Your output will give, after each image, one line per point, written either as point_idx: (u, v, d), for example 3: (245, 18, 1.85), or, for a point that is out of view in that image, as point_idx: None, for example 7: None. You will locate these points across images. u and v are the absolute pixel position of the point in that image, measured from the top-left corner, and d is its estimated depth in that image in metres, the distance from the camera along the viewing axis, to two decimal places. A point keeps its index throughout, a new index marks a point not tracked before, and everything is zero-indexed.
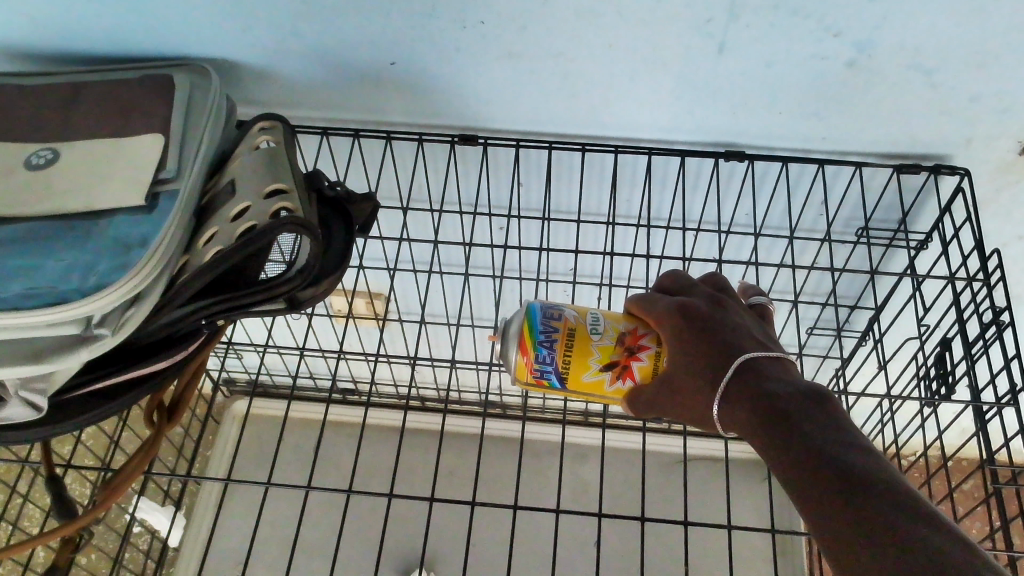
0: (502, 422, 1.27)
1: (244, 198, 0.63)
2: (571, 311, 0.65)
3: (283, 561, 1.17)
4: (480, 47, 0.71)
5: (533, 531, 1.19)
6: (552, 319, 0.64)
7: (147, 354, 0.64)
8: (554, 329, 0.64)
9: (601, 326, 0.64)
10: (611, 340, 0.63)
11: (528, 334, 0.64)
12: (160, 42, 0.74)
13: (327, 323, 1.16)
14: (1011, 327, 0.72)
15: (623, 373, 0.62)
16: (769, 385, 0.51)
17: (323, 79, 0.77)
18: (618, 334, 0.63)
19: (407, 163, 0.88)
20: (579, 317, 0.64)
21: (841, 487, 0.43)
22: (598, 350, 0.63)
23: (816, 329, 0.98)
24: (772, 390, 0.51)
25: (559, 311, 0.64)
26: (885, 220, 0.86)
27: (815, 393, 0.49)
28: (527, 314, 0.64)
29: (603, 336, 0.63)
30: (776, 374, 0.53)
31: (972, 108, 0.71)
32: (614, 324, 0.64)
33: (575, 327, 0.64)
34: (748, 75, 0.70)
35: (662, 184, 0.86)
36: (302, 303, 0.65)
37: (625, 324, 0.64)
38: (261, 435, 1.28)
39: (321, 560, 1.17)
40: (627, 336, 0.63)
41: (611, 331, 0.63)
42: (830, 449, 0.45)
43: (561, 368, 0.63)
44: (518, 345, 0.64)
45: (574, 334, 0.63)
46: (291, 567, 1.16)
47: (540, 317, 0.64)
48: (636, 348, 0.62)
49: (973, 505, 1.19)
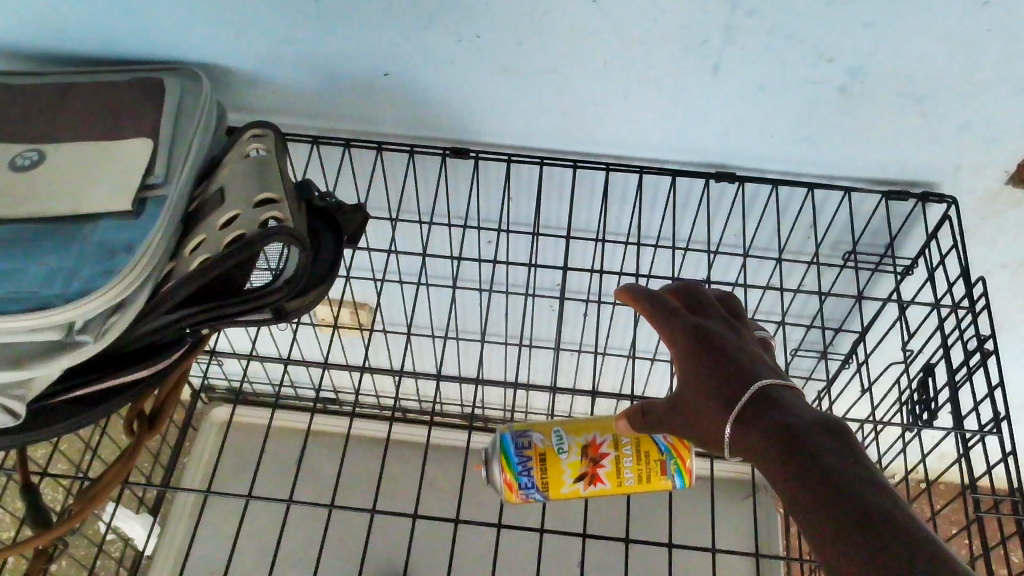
0: (486, 435, 1.26)
1: (234, 205, 0.63)
2: (536, 436, 0.67)
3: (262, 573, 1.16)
4: (475, 60, 0.71)
5: (516, 547, 1.18)
6: (522, 449, 0.67)
7: (129, 363, 0.62)
8: (527, 458, 0.67)
9: (565, 443, 0.67)
10: (576, 455, 0.66)
11: (505, 465, 0.67)
12: (152, 45, 0.74)
13: (311, 332, 1.14)
14: (996, 355, 0.71)
15: (593, 478, 0.66)
16: (782, 409, 0.51)
17: (315, 88, 0.77)
18: (581, 448, 0.66)
19: (398, 174, 0.87)
20: (545, 438, 0.67)
21: (855, 516, 0.42)
22: (568, 468, 0.66)
23: (802, 350, 0.98)
24: (790, 413, 0.50)
25: (526, 439, 0.67)
26: (871, 244, 0.86)
27: (825, 418, 0.49)
28: (499, 447, 0.67)
29: (569, 453, 0.67)
30: (794, 398, 0.52)
31: (959, 139, 0.72)
32: (575, 437, 0.67)
33: (545, 452, 0.67)
34: (741, 96, 0.71)
35: (653, 203, 0.85)
36: (288, 314, 0.64)
37: (585, 434, 0.67)
38: (242, 444, 1.26)
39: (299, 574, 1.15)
40: (589, 448, 0.66)
41: (574, 446, 0.67)
42: (843, 476, 0.45)
43: (540, 485, 0.67)
44: (500, 481, 0.67)
45: (546, 459, 0.67)
46: None
47: (512, 448, 0.67)
48: (599, 457, 0.66)
49: (952, 529, 1.20)
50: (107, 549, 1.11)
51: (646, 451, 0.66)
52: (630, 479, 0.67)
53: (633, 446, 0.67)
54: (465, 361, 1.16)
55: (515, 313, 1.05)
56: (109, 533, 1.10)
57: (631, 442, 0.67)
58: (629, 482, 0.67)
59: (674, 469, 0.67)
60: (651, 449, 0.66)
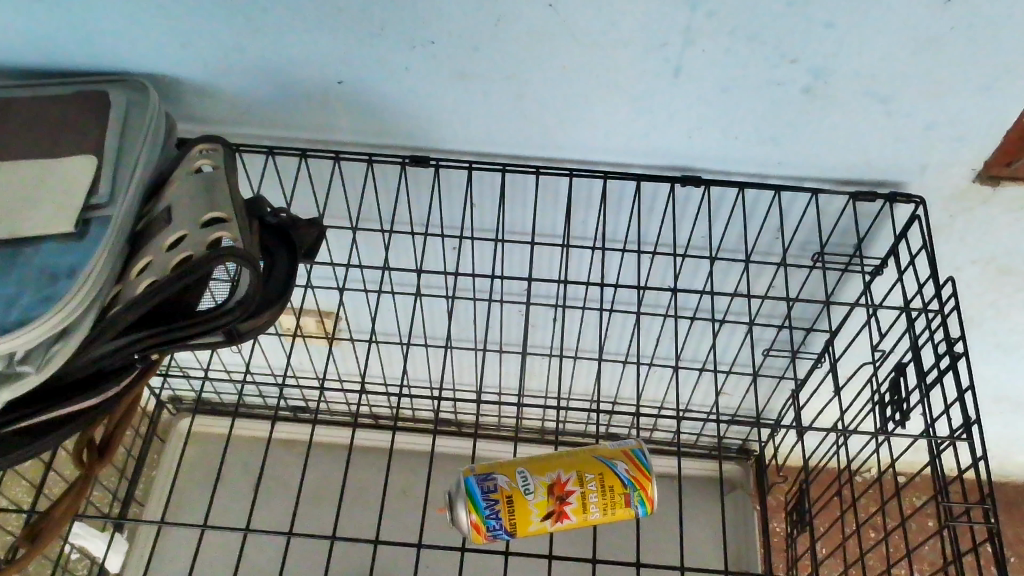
0: (454, 440, 1.24)
1: (181, 225, 0.61)
2: (502, 477, 0.66)
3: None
4: (431, 66, 0.69)
5: (485, 556, 1.16)
6: (488, 491, 0.65)
7: (75, 392, 0.60)
8: (493, 500, 0.65)
9: (530, 483, 0.65)
10: (542, 495, 0.65)
11: (472, 506, 0.65)
12: (97, 56, 0.71)
13: (275, 341, 1.12)
14: (967, 358, 0.69)
15: (561, 516, 0.65)
16: None
17: (268, 97, 0.74)
18: (547, 488, 0.65)
19: (356, 183, 0.84)
20: (511, 480, 0.66)
21: None
22: (535, 507, 0.65)
23: (773, 351, 0.96)
24: None
25: (492, 480, 0.66)
26: (840, 244, 0.85)
27: None
28: (466, 489, 0.66)
29: (535, 493, 0.65)
30: None
31: (925, 138, 0.71)
32: (540, 477, 0.66)
33: (511, 494, 0.65)
34: (705, 99, 0.69)
35: (618, 209, 0.84)
36: (241, 335, 0.62)
37: (550, 474, 0.66)
38: (208, 456, 1.24)
39: None
40: (555, 487, 0.65)
41: (540, 487, 0.65)
42: None
43: (507, 526, 0.65)
44: (467, 521, 0.65)
45: (513, 500, 0.65)
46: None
47: (477, 491, 0.65)
48: (565, 496, 0.65)
49: (928, 525, 1.20)
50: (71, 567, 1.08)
51: (611, 487, 0.66)
52: (596, 513, 0.66)
53: (597, 482, 0.66)
54: (433, 366, 1.14)
55: (480, 318, 1.03)
56: (72, 551, 1.08)
57: (595, 478, 0.66)
58: (594, 516, 0.66)
59: (637, 499, 0.67)
60: (616, 484, 0.66)
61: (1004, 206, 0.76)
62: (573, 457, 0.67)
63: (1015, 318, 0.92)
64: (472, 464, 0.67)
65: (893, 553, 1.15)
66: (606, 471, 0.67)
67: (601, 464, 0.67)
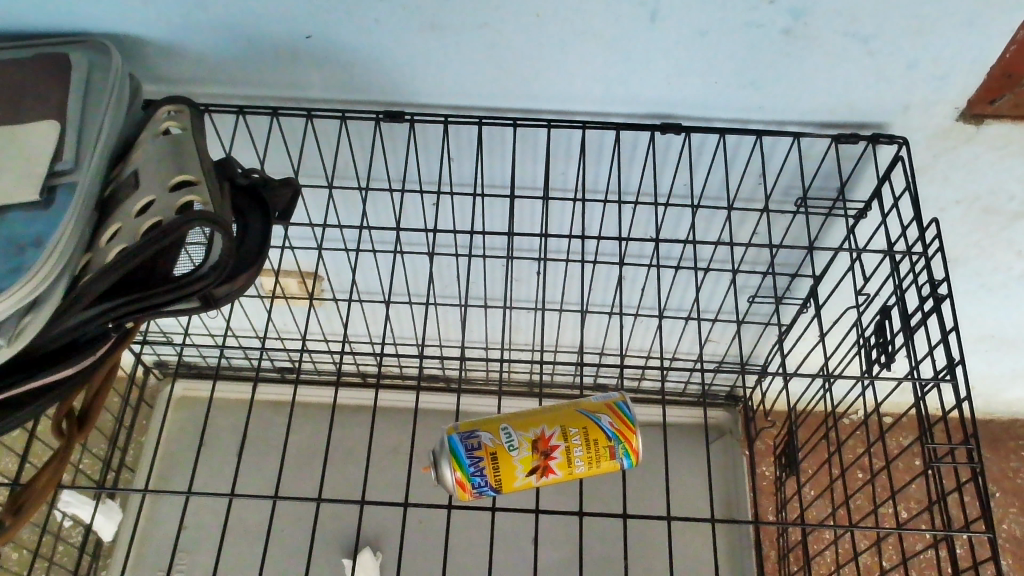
0: (440, 395, 1.24)
1: (149, 189, 0.59)
2: (486, 434, 0.66)
3: (215, 553, 1.14)
4: (401, 17, 0.67)
5: (474, 513, 1.17)
6: (472, 449, 0.65)
7: (51, 362, 0.59)
8: (478, 457, 0.65)
9: (514, 439, 0.65)
10: (527, 450, 0.65)
11: (457, 465, 0.65)
12: (56, 17, 0.68)
13: (258, 304, 1.11)
14: (951, 300, 0.68)
15: (546, 471, 0.65)
16: None
17: (235, 54, 0.72)
18: (532, 444, 0.65)
19: (330, 140, 0.82)
20: (495, 437, 0.66)
21: None
22: (520, 463, 0.65)
23: (758, 298, 0.96)
24: None
25: (476, 438, 0.65)
26: (823, 188, 0.84)
27: None
28: (450, 448, 0.65)
29: (520, 449, 0.65)
30: None
31: (907, 77, 0.70)
32: (524, 433, 0.66)
33: (495, 450, 0.65)
34: (682, 43, 0.68)
35: (598, 159, 0.82)
36: (217, 300, 0.61)
37: (533, 429, 0.66)
38: (196, 420, 1.24)
39: (252, 549, 1.14)
40: (540, 443, 0.65)
41: (524, 442, 0.65)
42: None
43: (493, 482, 0.65)
44: (453, 480, 0.65)
45: (498, 457, 0.65)
46: (223, 553, 1.13)
47: (462, 450, 0.65)
48: (549, 451, 0.65)
49: (914, 464, 1.21)
50: (65, 535, 1.08)
51: (596, 440, 0.67)
52: (580, 466, 0.66)
53: (582, 435, 0.66)
54: (416, 322, 1.14)
55: (461, 273, 1.02)
56: (65, 521, 1.08)
57: (579, 432, 0.66)
58: (579, 469, 0.66)
59: (622, 451, 0.67)
60: (600, 437, 0.67)
61: (989, 144, 0.75)
62: (556, 411, 0.67)
63: (998, 257, 0.91)
64: (455, 422, 0.67)
65: (880, 494, 1.17)
66: (590, 425, 0.67)
67: (584, 418, 0.67)
